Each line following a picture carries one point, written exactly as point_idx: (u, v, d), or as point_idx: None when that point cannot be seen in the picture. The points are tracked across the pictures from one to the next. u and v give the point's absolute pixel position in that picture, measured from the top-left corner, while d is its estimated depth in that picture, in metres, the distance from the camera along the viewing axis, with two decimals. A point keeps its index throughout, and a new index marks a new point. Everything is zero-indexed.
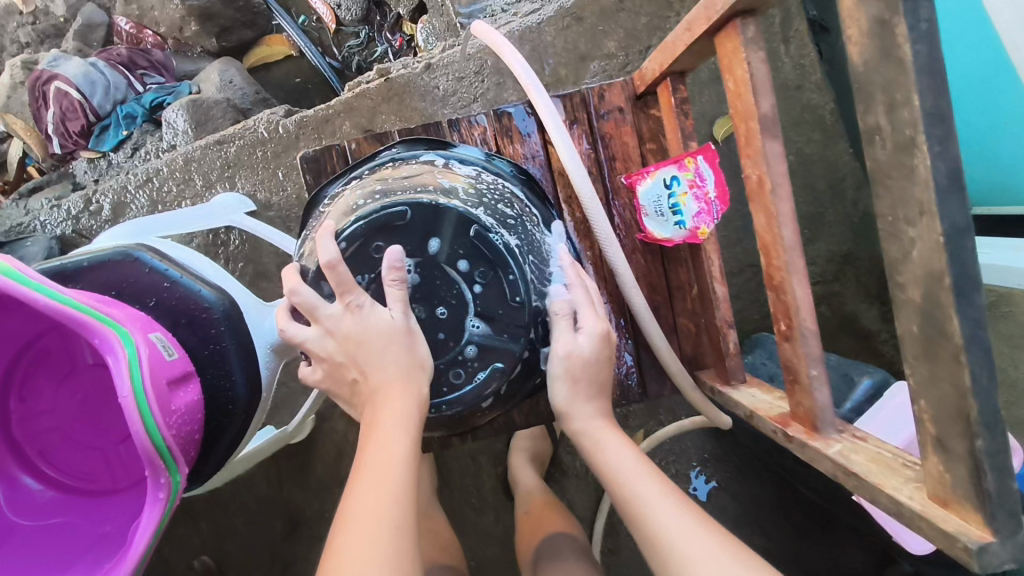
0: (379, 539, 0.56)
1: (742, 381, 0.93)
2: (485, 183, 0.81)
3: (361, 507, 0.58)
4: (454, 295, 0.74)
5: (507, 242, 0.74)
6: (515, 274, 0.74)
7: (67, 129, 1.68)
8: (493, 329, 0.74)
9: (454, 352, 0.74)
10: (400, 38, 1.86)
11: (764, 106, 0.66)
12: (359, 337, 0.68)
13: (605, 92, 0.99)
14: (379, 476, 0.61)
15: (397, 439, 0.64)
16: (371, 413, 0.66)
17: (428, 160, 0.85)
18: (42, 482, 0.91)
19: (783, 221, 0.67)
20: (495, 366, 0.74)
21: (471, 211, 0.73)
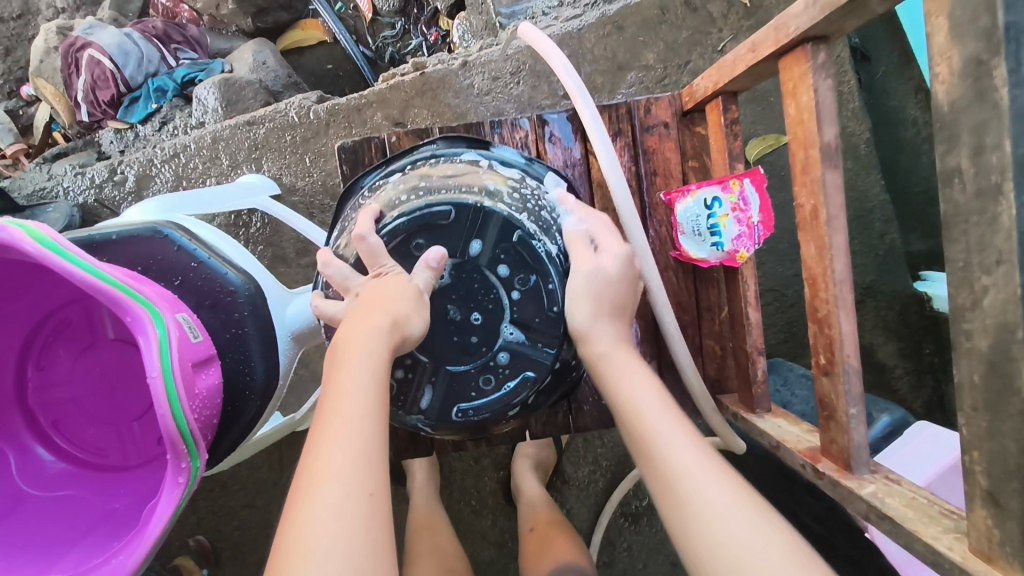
0: (344, 505, 0.49)
1: (768, 410, 0.91)
2: (530, 187, 0.78)
3: (324, 465, 0.51)
4: (491, 300, 0.72)
5: (550, 251, 0.72)
6: (555, 283, 0.72)
7: (96, 97, 1.67)
8: (528, 337, 0.72)
9: (486, 357, 0.72)
10: (436, 32, 1.85)
11: (827, 135, 0.64)
12: (368, 294, 0.65)
13: (652, 106, 0.98)
14: (337, 427, 0.54)
15: (362, 383, 0.57)
16: (336, 358, 0.60)
17: (471, 160, 0.83)
18: (54, 453, 0.90)
19: (835, 254, 0.66)
20: (527, 374, 0.72)
21: (516, 215, 0.71)
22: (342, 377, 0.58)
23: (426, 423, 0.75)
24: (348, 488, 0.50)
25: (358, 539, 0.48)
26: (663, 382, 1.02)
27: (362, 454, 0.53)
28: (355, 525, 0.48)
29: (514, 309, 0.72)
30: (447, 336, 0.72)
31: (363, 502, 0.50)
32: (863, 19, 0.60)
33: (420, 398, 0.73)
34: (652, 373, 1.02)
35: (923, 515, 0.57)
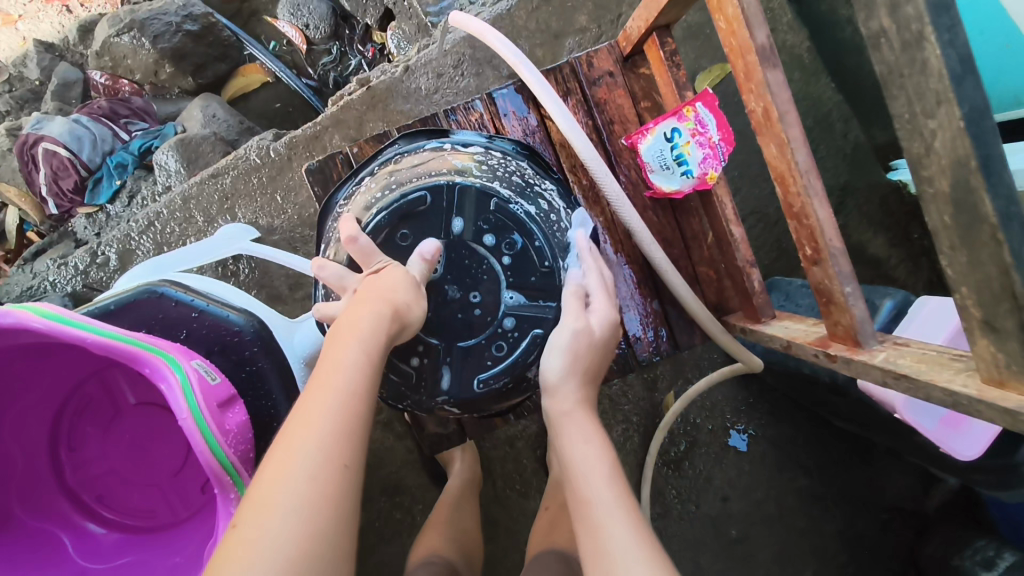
0: (318, 470, 0.52)
1: (772, 316, 0.94)
2: (495, 157, 0.80)
3: (304, 428, 0.54)
4: (485, 270, 0.74)
5: (528, 210, 0.75)
6: (539, 240, 0.74)
7: (60, 188, 1.69)
8: (527, 299, 0.75)
9: (493, 326, 0.75)
10: (372, 48, 1.88)
11: (759, 38, 0.67)
12: (367, 286, 0.67)
13: (593, 59, 1.00)
14: (324, 399, 0.56)
15: (355, 361, 0.60)
16: (337, 333, 0.63)
17: (434, 147, 0.85)
18: (106, 526, 0.91)
19: (795, 147, 0.68)
20: (535, 332, 0.75)
21: (489, 184, 0.75)
22: (338, 354, 0.60)
23: (450, 404, 0.77)
24: (324, 457, 0.53)
25: (318, 502, 0.50)
26: (669, 319, 1.04)
27: (342, 429, 0.55)
28: (322, 490, 0.51)
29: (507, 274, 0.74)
30: (452, 315, 0.74)
31: (337, 471, 0.52)
32: None
33: (440, 381, 0.75)
34: (655, 312, 1.04)
35: (935, 366, 0.60)
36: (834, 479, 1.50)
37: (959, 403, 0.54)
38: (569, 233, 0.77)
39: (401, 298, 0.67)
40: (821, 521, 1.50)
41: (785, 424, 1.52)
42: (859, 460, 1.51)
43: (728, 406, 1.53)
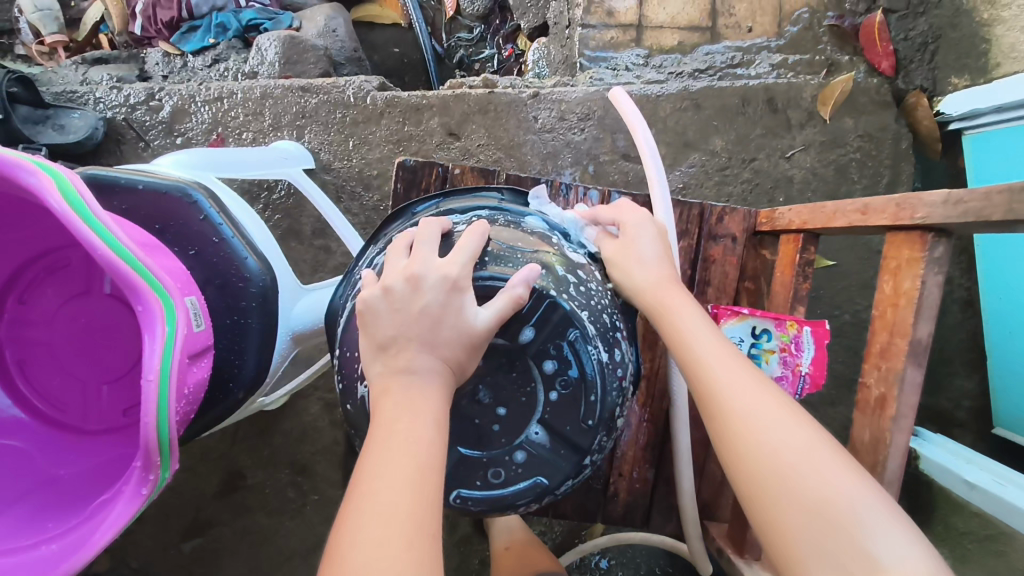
0: (392, 557, 0.46)
1: (756, 558, 0.88)
2: (592, 278, 0.72)
3: (371, 510, 0.48)
4: (526, 393, 0.66)
5: (601, 360, 0.66)
6: (595, 391, 0.66)
7: (155, 15, 1.63)
8: (553, 442, 0.67)
9: (501, 450, 0.66)
10: (511, 50, 1.81)
11: (920, 331, 0.61)
12: (444, 325, 0.57)
13: (726, 215, 0.94)
14: (401, 460, 0.51)
15: (419, 429, 0.53)
16: (394, 396, 0.55)
17: (540, 229, 0.75)
18: (12, 397, 0.84)
19: (893, 452, 0.62)
20: (539, 480, 0.67)
21: (579, 313, 0.65)
22: (411, 404, 0.54)
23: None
24: (416, 528, 0.48)
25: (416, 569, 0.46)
26: (655, 491, 0.98)
27: (424, 496, 0.50)
28: (424, 556, 0.47)
29: (544, 408, 0.66)
30: (468, 417, 0.66)
31: (432, 542, 0.48)
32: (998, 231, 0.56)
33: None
34: (648, 476, 0.97)
35: None
36: None
37: None
38: (623, 395, 0.69)
39: (457, 354, 0.57)
40: None
41: None
42: None
43: (647, 564, 1.49)
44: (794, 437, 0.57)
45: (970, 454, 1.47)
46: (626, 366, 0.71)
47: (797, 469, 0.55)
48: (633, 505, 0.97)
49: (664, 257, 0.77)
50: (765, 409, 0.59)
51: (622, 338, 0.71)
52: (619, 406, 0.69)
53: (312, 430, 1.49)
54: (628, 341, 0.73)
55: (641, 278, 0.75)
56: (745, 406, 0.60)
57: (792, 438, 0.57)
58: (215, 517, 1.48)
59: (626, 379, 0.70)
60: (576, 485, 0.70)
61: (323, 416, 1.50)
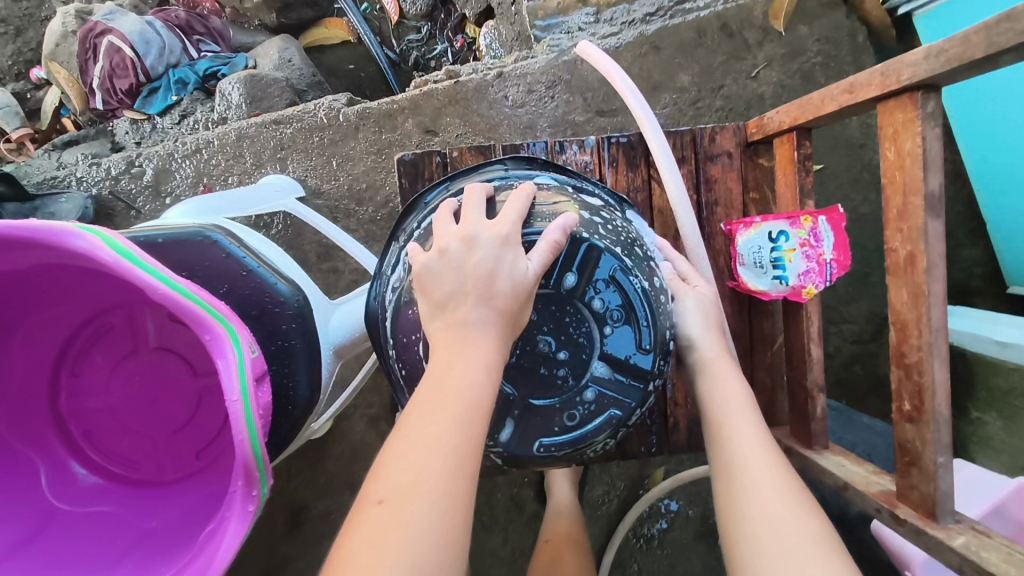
0: (424, 489, 0.48)
1: (824, 447, 0.91)
2: (617, 219, 0.76)
3: (416, 439, 0.52)
4: (583, 334, 0.69)
5: (644, 287, 0.69)
6: (643, 316, 0.69)
7: (114, 85, 1.62)
8: (617, 374, 0.70)
9: (572, 392, 0.69)
10: (462, 40, 1.83)
11: (932, 184, 0.64)
12: (496, 278, 0.61)
13: (717, 135, 0.98)
14: (451, 397, 0.54)
15: (471, 373, 0.56)
16: (454, 348, 0.58)
17: (554, 185, 0.79)
18: (88, 467, 0.86)
19: (933, 302, 0.65)
20: (613, 412, 0.70)
21: (614, 248, 0.68)
22: (469, 352, 0.57)
23: (499, 456, 0.71)
24: (458, 459, 0.51)
25: (439, 496, 0.49)
26: None
27: (471, 434, 0.53)
28: (461, 490, 0.49)
29: (600, 344, 0.69)
30: (535, 368, 0.68)
31: (469, 475, 0.51)
32: (981, 72, 0.60)
33: (500, 432, 0.70)
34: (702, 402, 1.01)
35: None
36: None
37: None
38: (670, 318, 0.72)
39: (512, 307, 0.61)
40: None
41: None
42: None
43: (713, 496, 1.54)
44: (805, 526, 0.57)
45: (992, 316, 1.53)
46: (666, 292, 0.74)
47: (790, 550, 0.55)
48: (694, 431, 1.01)
49: (715, 326, 0.79)
50: (774, 486, 0.61)
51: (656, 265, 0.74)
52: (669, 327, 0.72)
53: (363, 448, 1.52)
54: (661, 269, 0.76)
55: (710, 380, 0.74)
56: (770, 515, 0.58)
57: (797, 522, 0.57)
58: (290, 553, 1.50)
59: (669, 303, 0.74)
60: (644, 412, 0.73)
61: (371, 431, 1.53)
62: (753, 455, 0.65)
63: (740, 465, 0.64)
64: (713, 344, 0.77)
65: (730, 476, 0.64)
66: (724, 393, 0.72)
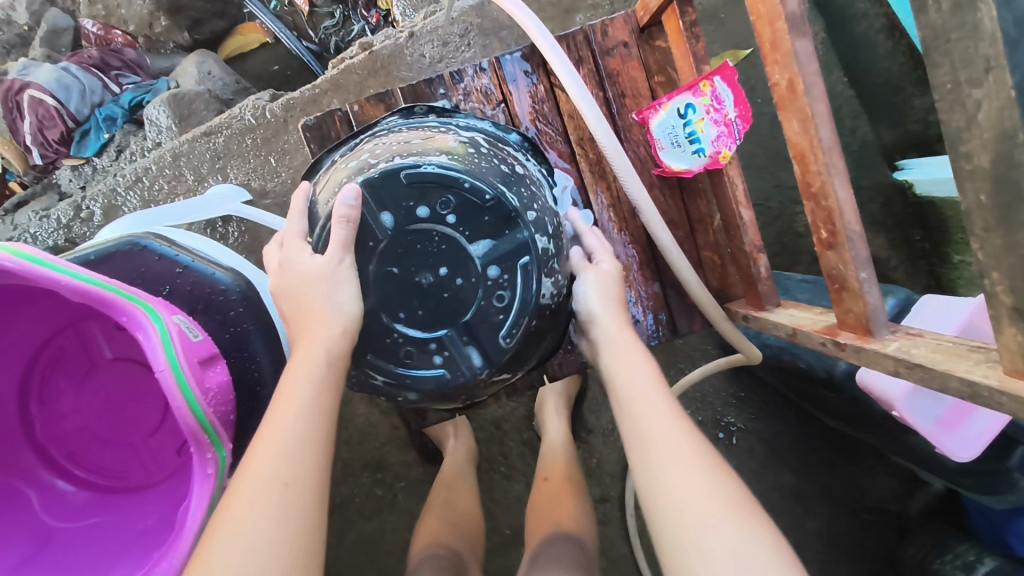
0: (273, 459, 0.57)
1: (777, 304, 0.92)
2: (428, 131, 0.81)
3: (272, 418, 0.61)
4: (456, 252, 0.75)
5: (494, 183, 0.75)
6: (471, 183, 0.74)
7: (45, 137, 1.64)
8: (493, 242, 0.76)
9: (478, 301, 0.77)
10: (377, 14, 1.81)
11: (790, 4, 0.64)
12: (300, 284, 0.70)
13: (608, 28, 0.97)
14: (300, 382, 0.63)
15: (316, 359, 0.65)
16: (296, 343, 0.68)
17: (414, 122, 0.83)
18: (75, 483, 0.89)
19: (820, 122, 0.65)
20: (518, 301, 0.77)
21: (450, 164, 0.74)
22: (306, 344, 0.67)
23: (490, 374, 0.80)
24: (304, 430, 0.60)
25: (284, 483, 0.55)
26: (669, 303, 1.02)
27: (316, 409, 0.62)
28: (308, 455, 0.58)
29: (457, 231, 0.75)
30: (432, 298, 0.76)
31: (316, 443, 0.60)
32: None
33: (470, 358, 0.78)
34: (654, 291, 1.02)
35: (953, 356, 0.58)
36: (818, 476, 1.51)
37: (976, 396, 0.54)
38: (537, 199, 0.79)
39: (326, 290, 0.70)
40: (802, 517, 1.50)
41: (773, 419, 1.53)
42: (844, 460, 1.51)
43: (718, 398, 1.54)
44: (712, 483, 0.58)
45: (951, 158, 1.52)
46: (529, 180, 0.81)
47: (702, 519, 0.55)
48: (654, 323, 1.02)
49: (621, 311, 0.79)
50: (682, 448, 0.62)
51: (514, 165, 0.80)
52: (502, 178, 0.77)
53: None
54: (521, 163, 0.82)
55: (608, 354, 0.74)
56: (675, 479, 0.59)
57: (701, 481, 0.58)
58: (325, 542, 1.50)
59: (533, 189, 0.80)
60: (553, 247, 0.79)
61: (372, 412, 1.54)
62: (660, 420, 0.65)
63: (649, 436, 0.64)
64: (612, 320, 0.77)
65: (642, 447, 0.63)
66: (629, 374, 0.70)
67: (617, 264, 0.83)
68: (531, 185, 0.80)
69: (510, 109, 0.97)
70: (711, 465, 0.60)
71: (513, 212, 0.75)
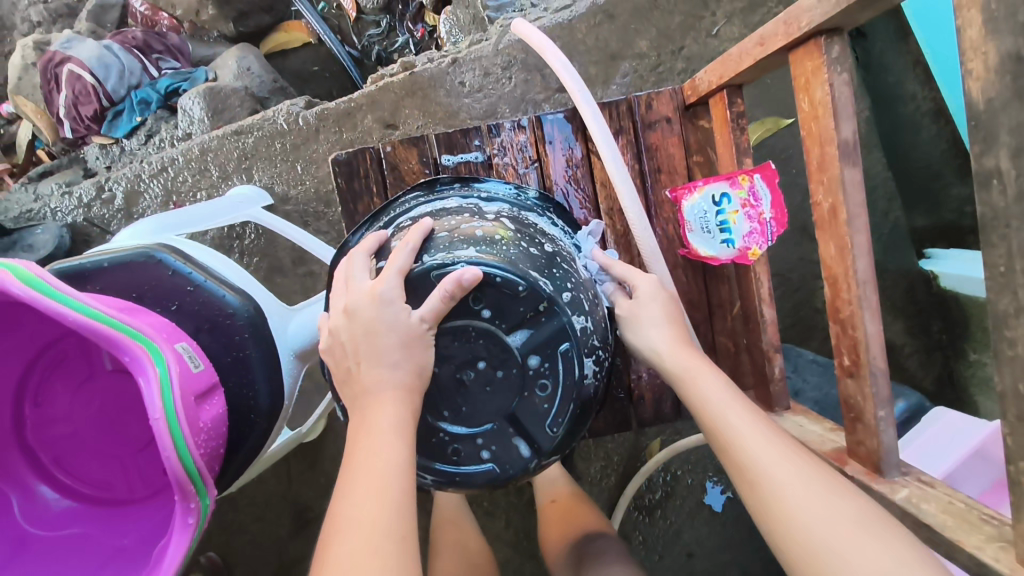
0: (366, 563, 0.49)
1: (786, 407, 0.90)
2: (454, 218, 0.75)
3: (351, 514, 0.53)
4: (485, 349, 0.68)
5: (530, 274, 0.68)
6: (503, 274, 0.67)
7: (79, 113, 1.64)
8: (530, 330, 0.69)
9: (520, 393, 0.70)
10: (422, 29, 1.78)
11: (844, 131, 0.62)
12: (372, 337, 0.61)
13: (653, 101, 0.95)
14: (375, 470, 0.55)
15: (392, 445, 0.57)
16: (360, 417, 0.60)
17: (453, 206, 0.79)
18: (59, 491, 0.88)
19: (858, 254, 0.63)
20: (547, 386, 0.70)
21: (481, 258, 0.67)
22: (375, 420, 0.58)
23: (543, 463, 0.73)
24: (390, 525, 0.52)
25: (397, 535, 0.52)
26: None
27: (396, 500, 0.54)
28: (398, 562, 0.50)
29: (494, 324, 0.68)
30: (453, 398, 0.69)
31: (400, 540, 0.52)
32: (882, 9, 0.57)
33: (518, 451, 0.71)
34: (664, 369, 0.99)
35: (963, 522, 0.56)
36: None
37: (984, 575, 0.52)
38: (572, 279, 0.72)
39: (407, 360, 0.61)
40: None
41: None
42: None
43: (711, 462, 1.50)
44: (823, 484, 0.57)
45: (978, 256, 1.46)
46: (570, 268, 0.74)
47: (856, 546, 0.52)
48: (658, 401, 1.00)
49: (677, 326, 0.74)
50: (773, 452, 0.60)
51: (559, 257, 0.73)
52: (534, 265, 0.70)
53: None
54: (570, 256, 0.77)
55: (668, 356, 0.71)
56: (783, 476, 0.58)
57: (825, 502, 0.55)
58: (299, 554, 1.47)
59: (574, 274, 0.73)
60: (593, 324, 0.71)
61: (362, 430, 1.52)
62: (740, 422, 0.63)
63: (740, 440, 0.61)
64: (667, 331, 0.73)
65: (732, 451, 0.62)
66: (699, 379, 0.68)
67: (658, 280, 0.78)
68: (571, 272, 0.73)
69: (544, 169, 0.96)
70: (806, 466, 0.59)
71: (548, 300, 0.68)
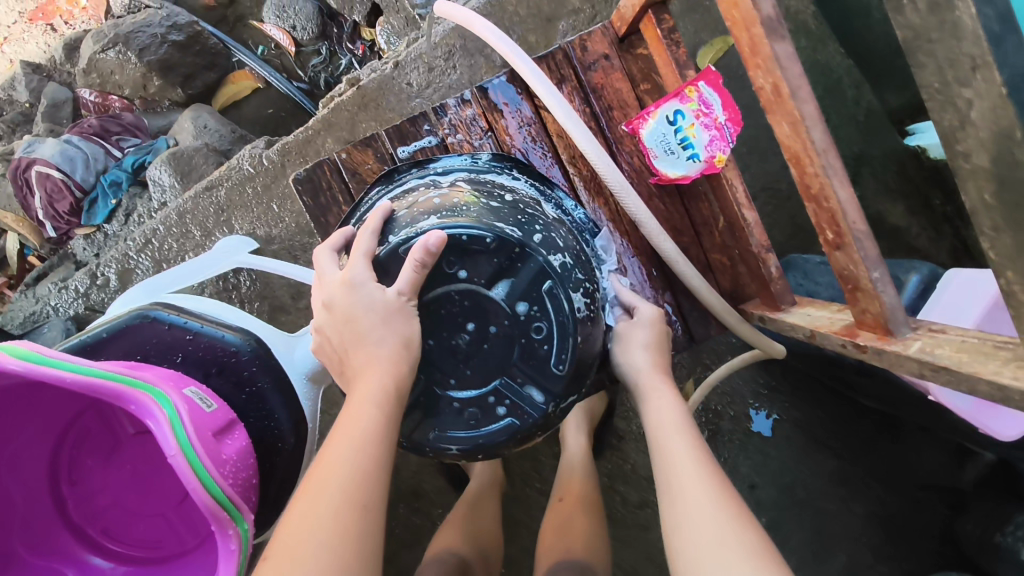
0: (319, 529, 0.50)
1: (792, 303, 0.89)
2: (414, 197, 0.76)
3: (318, 477, 0.54)
4: (470, 307, 0.69)
5: (494, 225, 0.69)
6: (469, 232, 0.68)
7: (56, 210, 1.67)
8: (510, 280, 0.70)
9: (518, 340, 0.70)
10: (362, 45, 1.80)
11: (765, 8, 0.62)
12: (354, 323, 0.63)
13: (587, 43, 0.96)
14: (350, 437, 0.56)
15: (367, 415, 0.58)
16: (349, 393, 0.61)
17: (412, 187, 0.81)
18: (112, 559, 0.90)
19: (810, 124, 0.63)
20: (542, 326, 0.70)
21: (444, 223, 0.69)
22: (358, 392, 0.60)
23: (560, 406, 0.73)
24: (352, 492, 0.53)
25: (360, 506, 0.53)
26: (682, 311, 0.99)
27: (364, 470, 0.55)
28: (351, 529, 0.51)
29: (474, 282, 0.69)
30: (454, 365, 0.70)
31: (362, 509, 0.52)
32: None
33: (532, 399, 0.71)
34: (671, 305, 0.99)
35: (978, 356, 0.55)
36: (862, 459, 1.40)
37: (1007, 398, 0.51)
38: (539, 221, 0.73)
39: (390, 334, 0.63)
40: (849, 502, 1.39)
41: (808, 404, 1.42)
42: (887, 437, 1.40)
43: (748, 389, 1.43)
44: (740, 539, 0.54)
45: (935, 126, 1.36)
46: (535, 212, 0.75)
47: None
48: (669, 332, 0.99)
49: (660, 355, 0.76)
50: (711, 503, 0.57)
51: (522, 204, 0.75)
52: (498, 217, 0.71)
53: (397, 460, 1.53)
54: (534, 201, 0.78)
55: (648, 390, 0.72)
56: (698, 524, 0.56)
57: (734, 541, 0.54)
58: None
59: (540, 216, 0.75)
60: (571, 259, 0.72)
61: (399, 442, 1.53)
62: (685, 461, 0.62)
63: (678, 481, 0.61)
64: (650, 366, 0.74)
65: (670, 490, 0.61)
66: (662, 415, 0.68)
67: (660, 309, 0.81)
68: (537, 215, 0.74)
69: (499, 135, 0.96)
70: (730, 508, 0.57)
71: (519, 245, 0.69)
